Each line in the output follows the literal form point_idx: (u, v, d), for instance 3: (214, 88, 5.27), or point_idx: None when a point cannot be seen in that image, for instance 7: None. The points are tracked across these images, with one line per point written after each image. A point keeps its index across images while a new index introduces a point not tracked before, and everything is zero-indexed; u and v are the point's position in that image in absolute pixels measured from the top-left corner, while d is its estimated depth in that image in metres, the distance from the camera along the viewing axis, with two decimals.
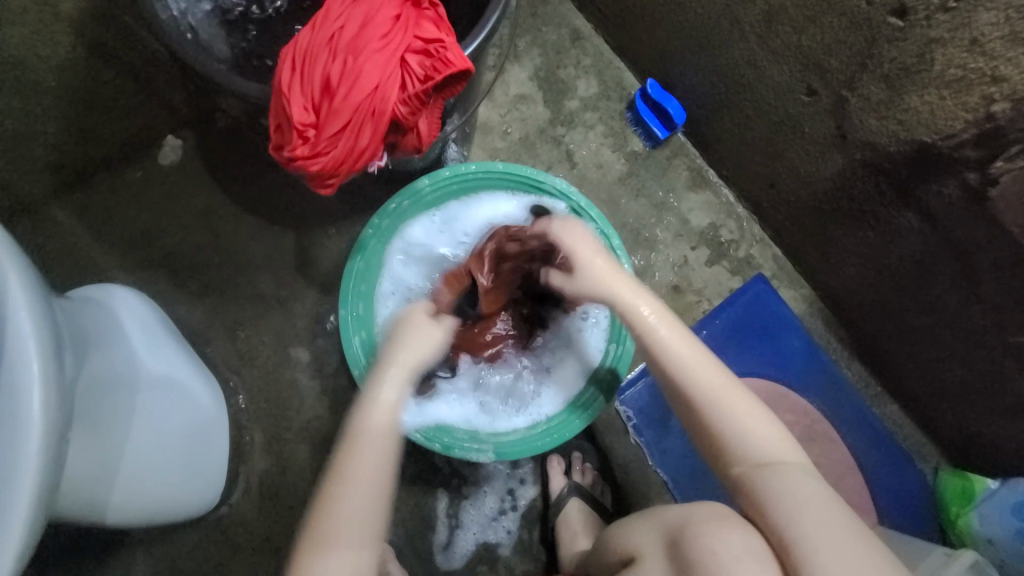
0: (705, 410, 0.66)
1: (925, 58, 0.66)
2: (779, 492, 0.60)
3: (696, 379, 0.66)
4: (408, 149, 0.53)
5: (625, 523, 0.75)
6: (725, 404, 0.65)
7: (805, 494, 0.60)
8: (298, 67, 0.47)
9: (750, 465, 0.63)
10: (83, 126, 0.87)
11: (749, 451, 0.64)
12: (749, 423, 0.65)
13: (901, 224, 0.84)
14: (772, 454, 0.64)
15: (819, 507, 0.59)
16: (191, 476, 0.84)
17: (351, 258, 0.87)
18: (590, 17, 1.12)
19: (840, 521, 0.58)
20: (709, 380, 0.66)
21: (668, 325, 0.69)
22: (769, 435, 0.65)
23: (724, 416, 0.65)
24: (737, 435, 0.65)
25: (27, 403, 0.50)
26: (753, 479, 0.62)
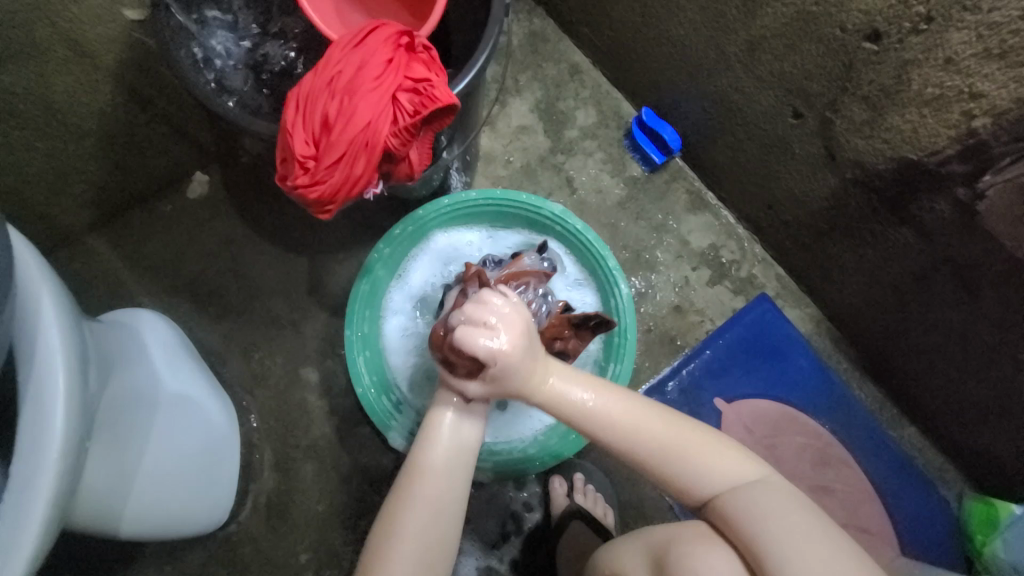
0: (659, 466, 0.60)
1: (902, 79, 0.68)
2: (759, 529, 0.58)
3: (643, 438, 0.59)
4: (401, 177, 0.57)
5: (610, 546, 0.75)
6: (676, 453, 0.60)
7: (779, 514, 0.58)
8: (301, 107, 0.52)
9: (723, 504, 0.60)
10: (120, 164, 0.96)
11: (716, 490, 0.61)
12: (708, 460, 0.61)
13: (899, 240, 0.84)
14: (739, 482, 0.61)
15: (799, 531, 0.58)
16: (203, 492, 0.87)
17: (357, 281, 0.90)
18: (587, 52, 1.18)
19: (815, 531, 0.58)
20: (654, 433, 0.60)
21: (592, 390, 0.60)
22: (728, 464, 0.61)
23: (685, 464, 0.60)
24: (703, 474, 0.60)
25: (51, 413, 0.54)
26: (726, 520, 0.60)
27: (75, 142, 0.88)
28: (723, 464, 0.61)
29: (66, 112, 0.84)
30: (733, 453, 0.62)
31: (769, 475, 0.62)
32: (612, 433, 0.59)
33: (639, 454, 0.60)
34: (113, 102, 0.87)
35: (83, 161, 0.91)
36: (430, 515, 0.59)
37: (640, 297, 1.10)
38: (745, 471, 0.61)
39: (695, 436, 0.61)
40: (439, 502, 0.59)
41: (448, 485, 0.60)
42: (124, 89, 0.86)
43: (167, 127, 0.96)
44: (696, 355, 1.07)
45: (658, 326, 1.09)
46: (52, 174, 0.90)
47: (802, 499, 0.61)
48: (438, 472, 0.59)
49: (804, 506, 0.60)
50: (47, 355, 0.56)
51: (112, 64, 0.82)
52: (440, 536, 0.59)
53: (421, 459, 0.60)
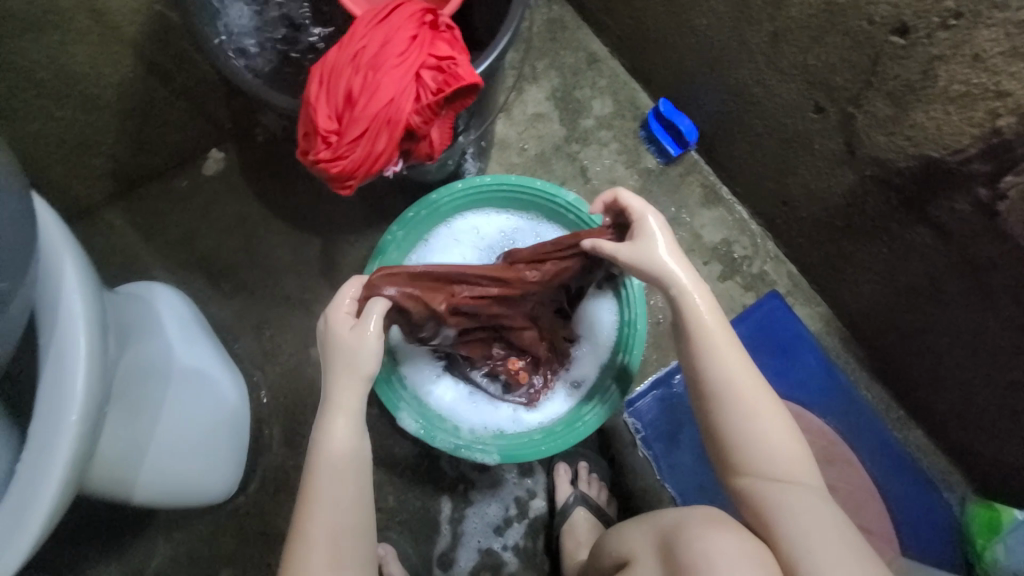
0: (733, 407, 0.66)
1: (929, 75, 0.67)
2: (789, 506, 0.61)
3: (733, 376, 0.66)
4: (421, 156, 0.57)
5: (621, 530, 0.76)
6: (753, 409, 0.65)
7: (814, 508, 0.61)
8: (324, 82, 0.52)
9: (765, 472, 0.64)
10: (138, 137, 0.96)
11: (767, 458, 0.64)
12: (773, 434, 0.65)
13: (915, 240, 0.83)
14: (791, 467, 0.64)
15: (829, 529, 0.59)
16: (213, 465, 0.88)
17: (370, 263, 0.91)
18: (606, 41, 1.17)
19: (847, 536, 0.59)
20: (745, 379, 0.66)
21: (718, 320, 0.68)
22: (788, 453, 0.65)
23: (754, 426, 0.65)
24: (766, 448, 0.65)
25: (71, 377, 0.55)
26: (764, 485, 0.63)
27: (95, 114, 0.89)
28: (788, 451, 0.65)
29: (87, 82, 0.84)
30: (800, 451, 0.66)
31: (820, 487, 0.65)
32: (710, 352, 0.67)
33: (720, 384, 0.66)
34: (134, 74, 0.87)
35: (102, 134, 0.92)
36: (335, 500, 0.64)
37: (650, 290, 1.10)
38: (802, 470, 0.65)
39: (772, 408, 0.66)
40: (341, 518, 0.64)
41: (345, 480, 0.65)
42: (144, 61, 0.87)
43: (185, 102, 0.96)
44: None
45: None
46: (71, 144, 0.90)
47: (846, 520, 0.61)
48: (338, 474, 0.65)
49: (847, 523, 0.61)
50: (67, 321, 0.57)
51: (135, 36, 0.83)
52: (355, 512, 0.65)
53: (319, 454, 0.65)
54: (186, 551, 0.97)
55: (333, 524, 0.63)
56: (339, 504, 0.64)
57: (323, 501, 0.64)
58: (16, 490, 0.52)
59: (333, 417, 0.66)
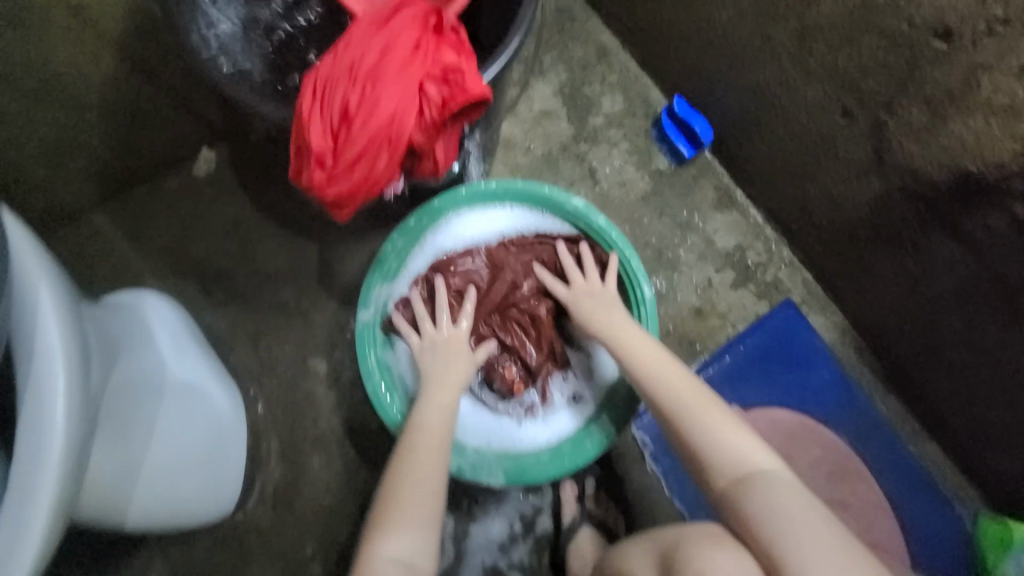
0: (685, 426, 0.72)
1: (971, 84, 0.62)
2: (761, 506, 0.65)
3: (676, 398, 0.73)
4: (425, 174, 0.52)
5: (622, 547, 0.78)
6: (704, 422, 0.71)
7: (786, 504, 0.64)
8: (318, 95, 0.47)
9: (729, 481, 0.68)
10: (124, 138, 0.91)
11: (731, 464, 0.69)
12: (730, 437, 0.70)
13: (943, 254, 0.79)
14: (757, 466, 0.68)
15: (802, 521, 0.63)
16: (210, 482, 0.85)
17: (369, 274, 0.87)
18: (617, 33, 1.11)
19: (821, 528, 0.62)
20: (687, 397, 0.74)
21: (651, 352, 0.78)
22: (750, 451, 0.70)
23: (710, 437, 0.70)
24: (719, 451, 0.70)
25: (50, 412, 0.51)
26: (737, 492, 0.67)
27: (77, 115, 0.84)
28: (742, 449, 0.70)
29: (66, 82, 0.79)
30: (755, 446, 0.70)
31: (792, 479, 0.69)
32: (651, 383, 0.75)
33: (668, 408, 0.73)
34: (116, 72, 0.82)
35: (85, 135, 0.87)
36: (426, 463, 0.72)
37: (660, 298, 1.06)
38: (769, 465, 0.68)
39: (721, 416, 0.72)
40: (429, 483, 0.71)
41: (431, 448, 0.74)
42: (128, 58, 0.81)
43: (173, 100, 0.91)
44: (715, 360, 1.03)
45: (677, 328, 1.06)
46: (51, 147, 0.85)
47: (822, 511, 0.65)
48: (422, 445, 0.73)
49: (821, 513, 0.64)
50: (46, 351, 0.53)
51: (110, 29, 0.77)
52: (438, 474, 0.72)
53: (421, 419, 0.77)
54: (183, 566, 0.95)
55: (420, 488, 0.70)
56: (429, 467, 0.72)
57: (411, 467, 0.72)
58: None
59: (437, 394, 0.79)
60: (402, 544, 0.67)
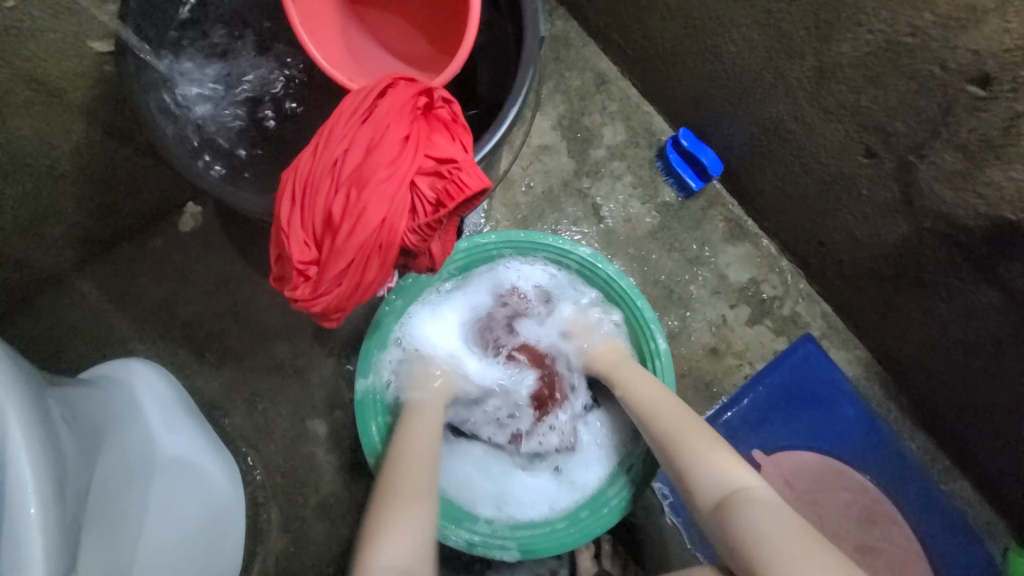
0: (667, 445, 0.68)
1: (1011, 132, 0.57)
2: (745, 527, 0.59)
3: (657, 415, 0.71)
4: (421, 270, 0.48)
5: None
6: (685, 438, 0.68)
7: (771, 524, 0.58)
8: (298, 199, 0.42)
9: (715, 502, 0.63)
10: (103, 202, 0.87)
11: (714, 485, 0.64)
12: (712, 456, 0.65)
13: (978, 299, 0.74)
14: (742, 486, 0.63)
15: (790, 544, 0.56)
16: (210, 564, 0.81)
17: (367, 338, 0.81)
18: (616, 61, 1.06)
19: (812, 551, 0.55)
20: (667, 413, 0.71)
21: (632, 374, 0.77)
22: (734, 469, 0.64)
23: (690, 456, 0.66)
24: (701, 470, 0.65)
25: (28, 554, 0.49)
26: (721, 515, 0.61)
27: (49, 185, 0.80)
28: (730, 470, 0.64)
29: (36, 155, 0.75)
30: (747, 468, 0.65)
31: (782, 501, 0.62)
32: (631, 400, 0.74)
33: (650, 427, 0.71)
34: (88, 139, 0.77)
35: (60, 204, 0.83)
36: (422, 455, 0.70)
37: (673, 339, 1.01)
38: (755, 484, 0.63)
39: (703, 433, 0.68)
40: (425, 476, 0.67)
41: (429, 444, 0.71)
42: (98, 124, 0.76)
43: (152, 161, 0.86)
44: (732, 404, 0.98)
45: (692, 370, 1.01)
46: (26, 219, 0.81)
47: (815, 535, 0.58)
48: (419, 444, 0.71)
49: (813, 537, 0.57)
50: (18, 487, 0.50)
51: (81, 99, 0.72)
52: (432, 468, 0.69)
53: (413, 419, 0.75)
54: None
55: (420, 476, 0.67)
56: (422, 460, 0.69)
57: (408, 462, 0.68)
58: None
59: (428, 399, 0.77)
60: (398, 549, 0.60)
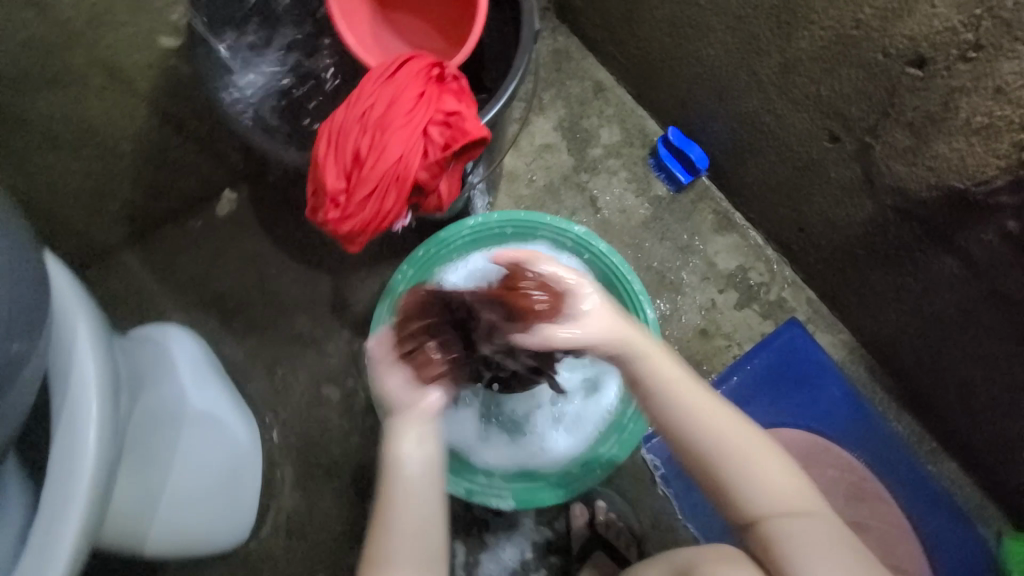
0: (723, 467, 0.64)
1: (949, 107, 0.65)
2: (800, 552, 0.60)
3: (711, 433, 0.64)
4: (430, 209, 0.58)
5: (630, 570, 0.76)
6: (743, 460, 0.64)
7: (824, 545, 0.61)
8: (332, 141, 0.53)
9: (772, 526, 0.62)
10: (153, 182, 0.98)
11: (771, 509, 0.62)
12: (768, 478, 0.63)
13: (941, 270, 0.81)
14: (797, 508, 0.63)
15: (838, 564, 0.60)
16: (225, 508, 0.87)
17: (380, 302, 0.91)
18: (612, 70, 1.17)
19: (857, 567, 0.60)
20: (723, 431, 0.64)
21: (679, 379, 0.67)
22: (787, 488, 0.64)
23: (747, 479, 0.63)
24: (758, 493, 0.63)
25: (82, 443, 0.55)
26: (776, 539, 0.61)
27: None
28: (776, 487, 0.63)
29: None
30: (790, 478, 0.64)
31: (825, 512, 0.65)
32: (678, 412, 0.65)
33: (704, 447, 0.64)
34: None
35: None
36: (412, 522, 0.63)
37: (665, 320, 1.08)
38: (804, 502, 0.64)
39: (758, 451, 0.64)
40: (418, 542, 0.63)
41: (421, 509, 0.64)
42: None
43: (199, 147, 0.98)
44: (722, 381, 1.04)
45: (683, 350, 1.07)
46: None
47: (852, 544, 0.63)
48: (412, 509, 0.63)
49: (853, 549, 0.62)
50: (79, 386, 0.56)
51: None
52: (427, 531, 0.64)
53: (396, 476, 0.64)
54: None
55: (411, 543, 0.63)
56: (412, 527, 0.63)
57: (398, 534, 0.63)
58: (27, 560, 0.52)
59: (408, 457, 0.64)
60: None
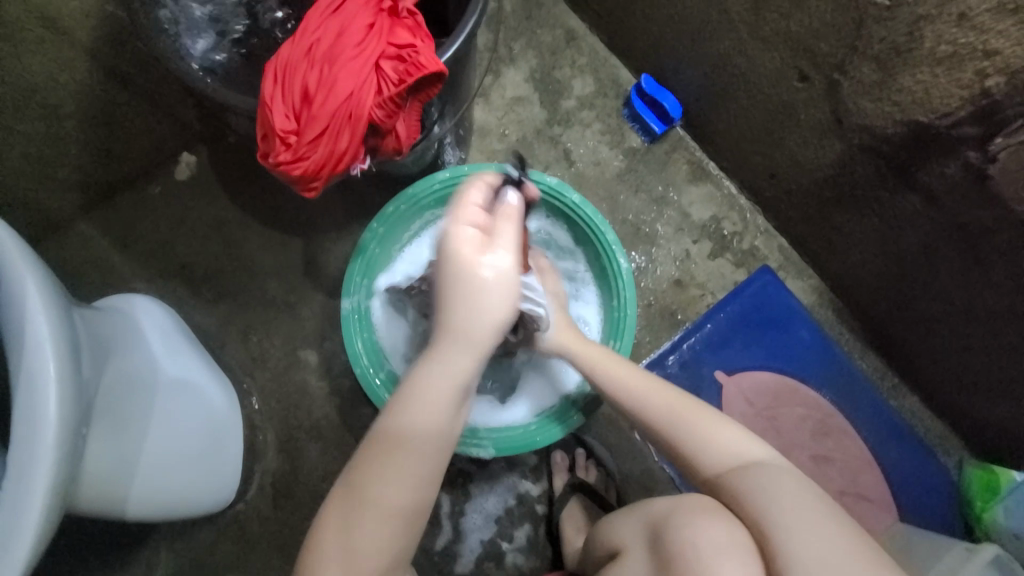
0: (663, 429, 0.70)
1: (915, 36, 0.65)
2: (751, 497, 0.61)
3: (645, 401, 0.72)
4: (388, 151, 0.57)
5: (611, 520, 0.76)
6: (677, 419, 0.69)
7: (776, 489, 0.61)
8: (279, 79, 0.51)
9: (723, 476, 0.65)
10: (105, 145, 0.93)
11: (719, 459, 0.66)
12: (710, 434, 0.68)
13: (906, 208, 0.82)
14: (745, 458, 0.66)
15: (793, 509, 0.59)
16: (208, 473, 0.87)
17: (351, 261, 0.89)
18: (584, 17, 1.13)
19: (817, 515, 0.59)
20: (656, 397, 0.72)
21: (608, 359, 0.76)
22: (729, 441, 0.67)
23: (687, 436, 0.68)
24: (702, 448, 0.67)
25: (43, 399, 0.53)
26: (731, 487, 0.64)
27: (56, 123, 0.86)
28: (727, 443, 0.67)
29: None
30: (736, 433, 0.68)
31: (785, 468, 0.65)
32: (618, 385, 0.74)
33: (644, 414, 0.71)
34: (91, 80, 0.84)
35: (66, 144, 0.89)
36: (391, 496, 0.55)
37: (640, 273, 1.08)
38: (754, 453, 0.66)
39: (692, 410, 0.70)
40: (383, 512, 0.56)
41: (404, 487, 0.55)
42: (102, 66, 0.83)
43: (150, 106, 0.93)
44: (696, 328, 1.06)
45: (658, 301, 1.08)
46: (34, 158, 0.87)
47: (811, 491, 0.62)
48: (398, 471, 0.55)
49: (812, 495, 0.61)
50: (36, 344, 0.54)
51: None
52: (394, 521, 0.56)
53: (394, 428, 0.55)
54: (189, 559, 0.96)
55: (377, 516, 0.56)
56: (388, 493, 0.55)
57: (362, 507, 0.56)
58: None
59: (413, 403, 0.54)
60: None
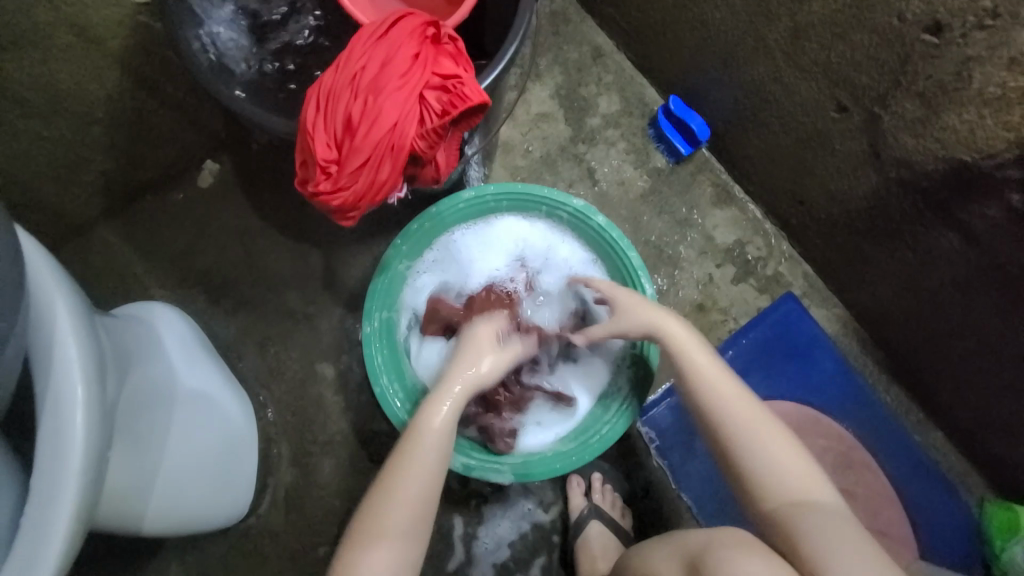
0: (732, 438, 0.69)
1: (962, 77, 0.64)
2: (807, 530, 0.60)
3: (727, 407, 0.70)
4: (427, 179, 0.57)
5: (645, 548, 0.75)
6: (753, 435, 0.68)
7: (838, 532, 0.60)
8: (322, 108, 0.51)
9: (783, 501, 0.64)
10: (130, 153, 0.93)
11: (781, 488, 0.65)
12: (780, 459, 0.66)
13: (941, 245, 0.80)
14: (809, 493, 0.64)
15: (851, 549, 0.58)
16: (222, 488, 0.86)
17: (374, 278, 0.89)
18: (611, 33, 1.12)
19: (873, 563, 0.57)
20: (739, 408, 0.70)
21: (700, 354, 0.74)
22: (795, 473, 0.66)
23: (758, 453, 0.67)
24: (766, 470, 0.66)
25: (69, 423, 0.53)
26: (791, 521, 0.62)
27: (84, 131, 0.86)
28: (796, 471, 0.66)
29: (72, 100, 0.81)
30: (807, 466, 0.67)
31: (848, 515, 0.64)
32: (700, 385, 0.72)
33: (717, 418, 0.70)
34: (119, 89, 0.84)
35: (92, 150, 0.89)
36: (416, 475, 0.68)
37: (661, 295, 1.07)
38: (817, 491, 0.65)
39: (769, 430, 0.69)
40: (406, 501, 0.67)
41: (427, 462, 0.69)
42: (130, 74, 0.83)
43: (176, 115, 0.92)
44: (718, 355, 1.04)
45: None
46: (59, 165, 0.87)
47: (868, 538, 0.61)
48: (417, 463, 0.68)
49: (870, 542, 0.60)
50: (63, 367, 0.54)
51: (117, 49, 0.79)
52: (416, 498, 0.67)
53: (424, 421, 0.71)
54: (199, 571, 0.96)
55: (405, 493, 0.67)
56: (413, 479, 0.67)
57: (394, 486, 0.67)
58: (20, 547, 0.50)
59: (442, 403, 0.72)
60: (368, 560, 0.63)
